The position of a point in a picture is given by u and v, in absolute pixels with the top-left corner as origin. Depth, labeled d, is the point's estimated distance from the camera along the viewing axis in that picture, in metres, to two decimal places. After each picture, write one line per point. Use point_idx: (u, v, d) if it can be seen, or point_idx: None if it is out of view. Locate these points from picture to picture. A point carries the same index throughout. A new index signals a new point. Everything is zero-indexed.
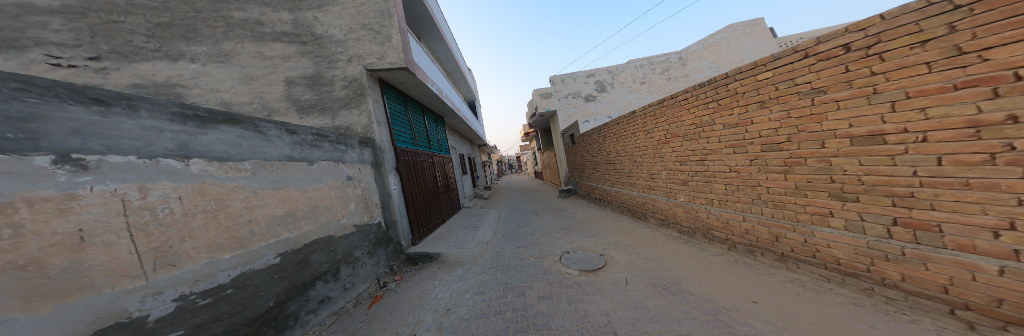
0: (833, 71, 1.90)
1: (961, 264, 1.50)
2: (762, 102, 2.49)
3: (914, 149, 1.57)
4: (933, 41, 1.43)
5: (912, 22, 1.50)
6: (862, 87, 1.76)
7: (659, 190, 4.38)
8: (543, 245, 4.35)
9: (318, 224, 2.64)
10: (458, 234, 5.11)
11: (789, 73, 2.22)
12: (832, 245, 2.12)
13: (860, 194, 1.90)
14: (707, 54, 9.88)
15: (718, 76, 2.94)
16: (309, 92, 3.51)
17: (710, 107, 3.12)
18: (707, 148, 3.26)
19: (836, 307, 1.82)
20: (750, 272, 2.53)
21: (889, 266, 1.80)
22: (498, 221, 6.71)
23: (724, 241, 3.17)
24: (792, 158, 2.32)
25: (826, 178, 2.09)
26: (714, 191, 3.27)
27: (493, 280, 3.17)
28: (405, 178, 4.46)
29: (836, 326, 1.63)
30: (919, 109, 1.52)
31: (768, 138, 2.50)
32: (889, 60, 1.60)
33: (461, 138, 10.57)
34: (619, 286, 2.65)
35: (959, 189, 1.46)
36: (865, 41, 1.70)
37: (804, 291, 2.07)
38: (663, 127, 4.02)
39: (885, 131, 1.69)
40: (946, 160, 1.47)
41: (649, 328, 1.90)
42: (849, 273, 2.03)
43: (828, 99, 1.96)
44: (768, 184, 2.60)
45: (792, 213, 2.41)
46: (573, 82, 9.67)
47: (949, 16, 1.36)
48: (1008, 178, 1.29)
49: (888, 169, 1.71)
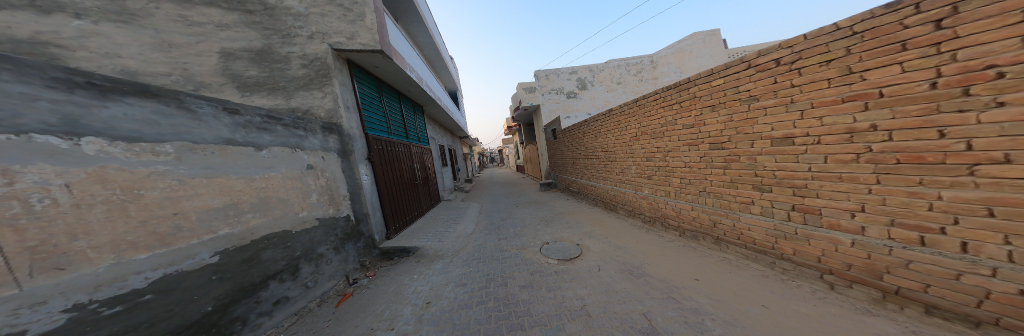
0: (766, 81, 2.23)
1: (829, 239, 1.99)
2: (713, 106, 2.78)
3: (811, 150, 2.00)
4: (835, 61, 1.78)
5: (823, 43, 1.83)
6: (784, 96, 2.12)
7: (628, 184, 4.73)
8: (524, 237, 4.46)
9: (271, 218, 2.40)
10: (438, 227, 5.01)
11: (735, 81, 2.52)
12: (751, 228, 2.55)
13: (773, 185, 2.32)
14: (674, 59, 10.64)
15: (682, 81, 3.22)
16: (255, 68, 2.83)
17: (673, 108, 3.41)
18: (668, 145, 3.59)
19: (751, 278, 2.21)
20: (693, 254, 2.90)
21: (786, 244, 2.27)
22: (480, 213, 6.68)
23: (676, 228, 3.55)
24: (731, 155, 2.66)
25: (752, 173, 2.47)
26: (671, 184, 3.62)
27: (475, 272, 3.19)
28: (379, 168, 4.19)
29: (750, 293, 2.02)
30: (820, 117, 1.92)
31: (715, 138, 2.82)
32: (804, 75, 1.95)
33: (442, 129, 10.27)
34: (592, 273, 2.85)
35: (835, 181, 1.90)
36: (790, 57, 2.03)
37: (731, 268, 2.45)
38: (634, 125, 4.31)
39: (794, 135, 2.09)
40: (830, 158, 1.90)
41: (617, 309, 2.09)
42: (759, 250, 2.49)
43: (760, 105, 2.31)
44: (712, 178, 2.94)
45: (727, 202, 2.78)
46: (556, 78, 9.90)
47: (847, 41, 1.70)
48: (863, 172, 1.75)
49: (792, 165, 2.15)
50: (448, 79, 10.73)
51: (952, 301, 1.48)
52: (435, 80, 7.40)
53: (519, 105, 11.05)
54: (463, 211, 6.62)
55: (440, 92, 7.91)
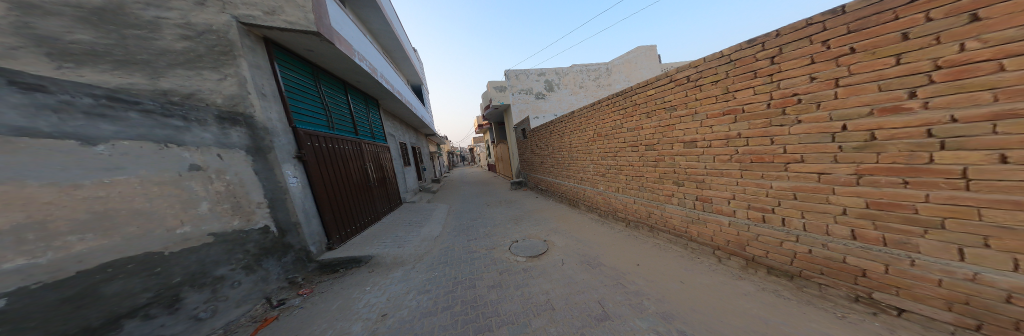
0: (681, 94, 2.87)
1: (713, 221, 2.74)
2: (648, 112, 3.37)
3: (706, 152, 2.70)
4: (719, 81, 2.48)
5: (713, 67, 2.52)
6: (691, 107, 2.78)
7: (586, 181, 5.10)
8: (494, 236, 4.38)
9: (121, 238, 1.83)
10: (397, 232, 4.58)
11: (662, 92, 3.12)
12: (672, 216, 3.20)
13: (685, 180, 3.00)
14: (624, 69, 11.63)
15: (625, 90, 3.70)
16: (89, 31, 1.95)
17: (618, 114, 3.90)
18: (614, 147, 4.11)
19: (676, 260, 2.83)
20: (635, 242, 3.41)
21: (693, 227, 2.97)
22: (448, 214, 6.36)
23: (623, 219, 4.08)
24: (660, 155, 3.28)
25: (673, 170, 3.13)
26: (618, 181, 4.16)
27: (442, 276, 3.02)
28: (321, 169, 3.71)
29: (672, 271, 2.61)
30: (710, 126, 2.62)
31: (649, 140, 3.41)
32: (703, 91, 2.64)
33: (405, 126, 9.56)
34: (557, 267, 2.99)
35: (718, 177, 2.64)
36: (695, 75, 2.70)
37: (662, 252, 3.07)
38: (588, 128, 4.73)
39: (697, 140, 2.78)
40: (715, 158, 2.63)
41: (577, 299, 2.30)
42: (678, 235, 3.17)
43: (678, 114, 2.94)
44: (647, 175, 3.56)
45: (658, 195, 3.40)
46: (526, 78, 10.12)
47: (726, 67, 2.41)
48: (732, 168, 2.50)
49: (693, 164, 2.88)
50: (411, 73, 10.03)
51: (780, 262, 2.24)
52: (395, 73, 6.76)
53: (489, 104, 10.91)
54: (428, 213, 6.22)
55: (404, 92, 7.58)
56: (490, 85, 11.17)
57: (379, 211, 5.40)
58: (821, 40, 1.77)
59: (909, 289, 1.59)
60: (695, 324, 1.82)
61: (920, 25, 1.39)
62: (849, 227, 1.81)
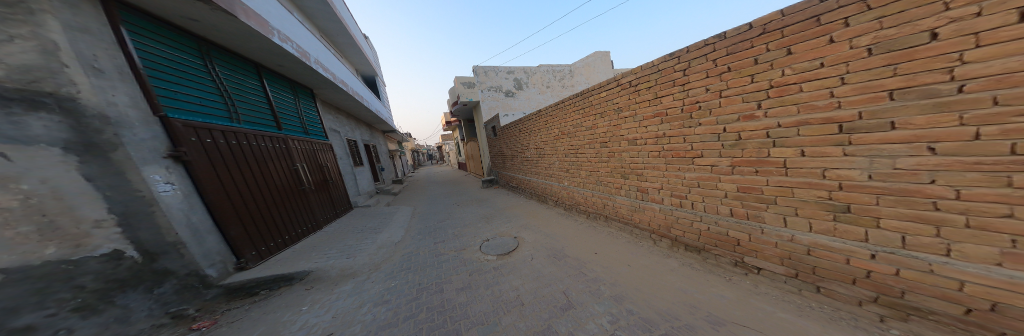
0: (624, 97, 3.12)
1: (645, 209, 3.12)
2: (599, 112, 3.57)
3: (643, 149, 3.01)
4: (649, 87, 2.79)
5: (645, 74, 2.82)
6: (631, 109, 3.07)
7: (551, 177, 5.22)
8: (464, 237, 4.11)
9: None
10: (347, 240, 4.03)
11: (610, 95, 3.34)
12: (620, 206, 3.50)
13: (629, 174, 3.29)
14: (584, 71, 11.76)
15: (579, 92, 3.87)
16: None
17: (575, 113, 4.06)
18: (574, 144, 4.28)
19: (624, 245, 3.11)
20: (595, 232, 3.65)
21: (635, 215, 3.29)
22: (413, 217, 5.86)
23: (584, 212, 4.30)
24: (610, 152, 3.53)
25: (620, 165, 3.41)
26: (578, 177, 4.36)
27: (404, 284, 2.79)
28: (226, 172, 3.03)
29: (623, 256, 2.85)
30: (645, 126, 2.94)
31: (602, 138, 3.64)
32: (639, 95, 2.93)
33: (354, 121, 8.52)
34: (526, 262, 2.99)
35: (648, 169, 3.01)
36: (633, 80, 2.98)
37: (612, 239, 3.34)
38: (551, 126, 4.85)
39: (636, 138, 3.09)
40: (648, 154, 2.97)
41: (546, 292, 2.36)
42: (624, 223, 3.49)
43: (622, 115, 3.20)
44: (600, 170, 3.80)
45: (609, 188, 3.67)
46: (495, 75, 9.87)
47: (654, 75, 2.73)
48: (659, 163, 2.86)
49: (632, 160, 3.20)
50: (361, 62, 8.96)
51: (692, 239, 2.65)
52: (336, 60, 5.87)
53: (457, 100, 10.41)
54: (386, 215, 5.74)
55: (354, 84, 6.81)
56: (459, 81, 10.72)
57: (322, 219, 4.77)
58: (718, 58, 2.17)
59: (763, 251, 2.13)
60: (640, 302, 2.05)
61: (765, 53, 1.88)
62: (728, 206, 2.32)
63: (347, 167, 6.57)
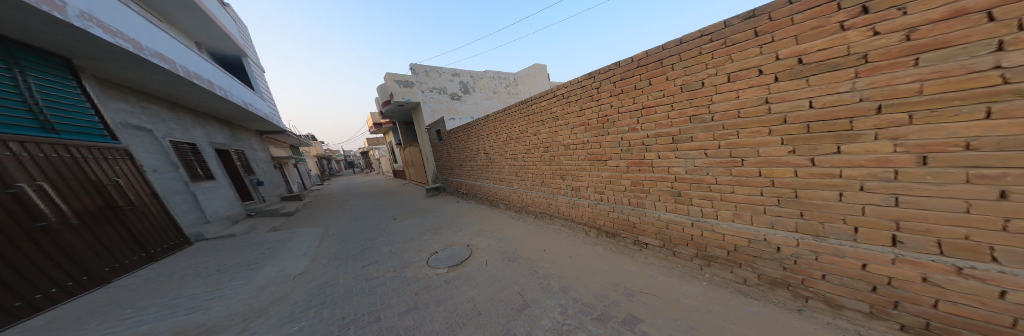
0: (559, 106, 3.39)
1: (575, 205, 3.55)
2: (539, 120, 3.78)
3: (574, 154, 3.37)
4: (576, 101, 3.14)
5: (573, 89, 3.16)
6: (563, 119, 3.38)
7: (501, 181, 5.21)
8: (407, 253, 3.64)
9: None
10: (228, 286, 3.13)
11: (548, 104, 3.56)
12: (561, 204, 3.78)
13: (565, 176, 3.60)
14: (528, 81, 12.43)
15: (521, 101, 3.99)
16: None
17: (521, 120, 4.16)
18: (520, 149, 4.38)
19: (566, 241, 3.35)
20: (544, 231, 3.83)
21: (573, 211, 3.62)
22: (339, 236, 4.97)
23: (533, 213, 4.46)
24: (551, 156, 3.77)
25: (558, 168, 3.70)
26: (525, 180, 4.47)
27: (319, 323, 2.22)
28: None
29: (565, 250, 3.10)
30: (574, 133, 3.30)
31: (543, 143, 3.85)
32: (569, 107, 3.26)
33: (196, 121, 6.28)
34: (481, 269, 2.85)
35: (576, 171, 3.42)
36: (564, 92, 3.28)
37: (557, 235, 3.56)
38: (500, 131, 4.79)
39: (568, 144, 3.42)
40: (577, 158, 3.34)
41: (501, 296, 2.28)
42: (565, 220, 3.78)
43: (558, 123, 3.47)
44: (542, 172, 4.02)
45: (552, 188, 3.91)
46: (437, 76, 9.33)
47: (577, 90, 3.09)
48: (583, 165, 3.28)
49: (566, 163, 3.53)
50: (211, 31, 6.81)
51: (608, 226, 3.15)
52: (156, 28, 4.12)
53: (391, 99, 9.35)
54: (295, 243, 4.71)
55: (196, 64, 4.95)
56: (391, 77, 9.45)
57: (102, 270, 3.20)
58: (617, 81, 2.64)
59: (647, 230, 2.71)
60: (580, 289, 2.27)
61: (639, 82, 2.45)
62: (627, 197, 2.85)
63: (167, 184, 4.63)
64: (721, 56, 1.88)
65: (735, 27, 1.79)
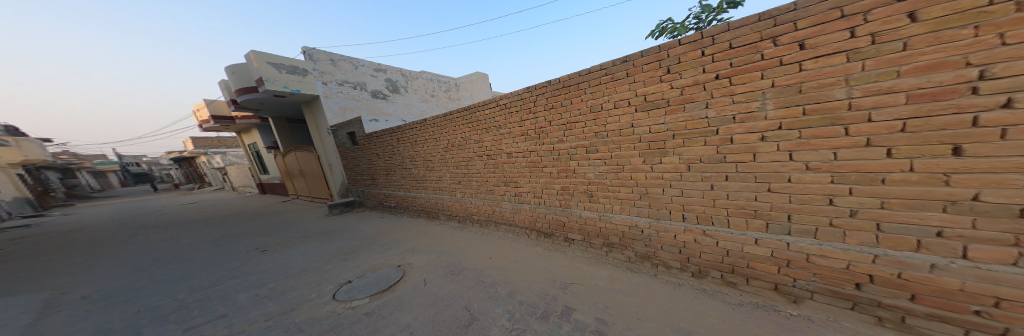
0: (501, 116, 3.56)
1: (519, 211, 3.76)
2: (484, 128, 3.85)
3: (515, 162, 3.60)
4: (516, 112, 3.38)
5: (513, 101, 3.40)
6: (505, 129, 3.58)
7: (443, 191, 4.98)
8: (315, 286, 3.01)
9: None
10: None
11: (492, 113, 3.68)
12: (505, 211, 3.95)
13: (508, 183, 3.80)
14: (469, 87, 12.47)
15: (466, 107, 3.97)
16: None
17: (465, 127, 4.12)
18: (464, 157, 4.32)
19: (511, 247, 3.51)
20: (490, 239, 3.89)
21: (516, 216, 3.82)
22: (212, 275, 3.70)
23: (478, 221, 4.46)
24: (495, 164, 3.89)
25: (501, 176, 3.85)
26: (471, 187, 4.41)
27: None
28: None
29: (508, 255, 3.24)
30: (513, 143, 3.53)
31: (487, 151, 3.93)
32: (509, 118, 3.47)
33: None
34: (417, 291, 2.65)
35: (516, 178, 3.66)
36: (505, 103, 3.49)
37: (502, 243, 3.69)
38: (443, 137, 4.56)
39: (509, 152, 3.63)
40: (518, 166, 3.58)
41: (444, 316, 2.18)
42: (509, 225, 3.96)
43: (501, 132, 3.64)
44: (486, 180, 4.10)
45: (496, 196, 4.03)
46: (351, 69, 7.99)
47: (517, 102, 3.35)
48: (521, 172, 3.57)
49: (509, 171, 3.73)
50: None
51: (545, 227, 3.49)
52: None
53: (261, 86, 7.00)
54: (96, 303, 3.10)
55: None
56: (251, 53, 6.84)
57: None
58: (550, 97, 2.99)
59: (573, 227, 3.15)
60: (525, 291, 2.44)
61: (565, 100, 2.84)
62: (558, 199, 3.24)
63: None
64: (611, 87, 2.45)
65: (620, 66, 2.37)
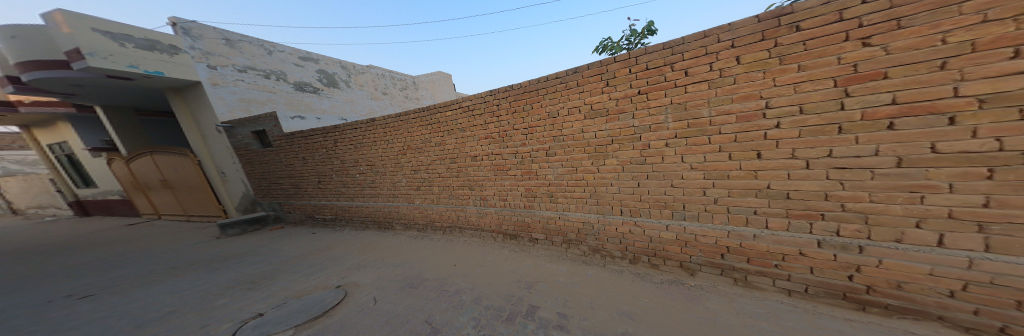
0: (463, 118, 3.53)
1: (484, 215, 3.76)
2: (446, 130, 3.74)
3: (479, 165, 3.60)
4: (479, 114, 3.40)
5: (475, 103, 3.40)
6: (468, 131, 3.55)
7: (400, 197, 4.63)
8: (228, 322, 2.48)
9: None
10: None
11: (455, 115, 3.60)
12: (470, 215, 3.89)
13: (472, 187, 3.76)
14: (429, 87, 12.01)
15: (427, 107, 3.80)
16: None
17: (425, 128, 3.93)
18: (424, 160, 4.11)
19: (478, 252, 3.48)
20: (456, 246, 3.78)
21: (482, 220, 3.80)
22: (60, 326, 2.72)
23: (442, 228, 4.28)
24: (458, 167, 3.81)
25: (465, 179, 3.79)
26: (432, 192, 4.21)
27: None
28: None
29: (474, 261, 3.21)
30: (478, 146, 3.53)
31: (450, 154, 3.82)
32: (473, 120, 3.46)
33: None
34: (364, 312, 2.41)
35: (480, 181, 3.66)
36: (468, 104, 3.46)
37: (469, 248, 3.63)
38: (400, 139, 4.25)
39: (473, 154, 3.61)
40: (482, 169, 3.58)
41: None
42: (475, 229, 3.91)
43: (464, 134, 3.60)
44: (450, 184, 3.97)
45: (460, 200, 3.95)
46: (267, 56, 6.66)
47: (479, 104, 3.36)
48: (485, 176, 3.58)
49: (474, 175, 3.70)
50: None
51: (509, 229, 3.57)
52: None
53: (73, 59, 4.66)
54: None
55: None
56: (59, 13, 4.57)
57: None
58: (512, 101, 3.09)
59: (535, 226, 3.32)
60: (489, 295, 2.47)
61: (527, 105, 2.98)
62: (523, 199, 3.35)
63: None
64: (565, 94, 2.68)
65: (571, 76, 2.61)
